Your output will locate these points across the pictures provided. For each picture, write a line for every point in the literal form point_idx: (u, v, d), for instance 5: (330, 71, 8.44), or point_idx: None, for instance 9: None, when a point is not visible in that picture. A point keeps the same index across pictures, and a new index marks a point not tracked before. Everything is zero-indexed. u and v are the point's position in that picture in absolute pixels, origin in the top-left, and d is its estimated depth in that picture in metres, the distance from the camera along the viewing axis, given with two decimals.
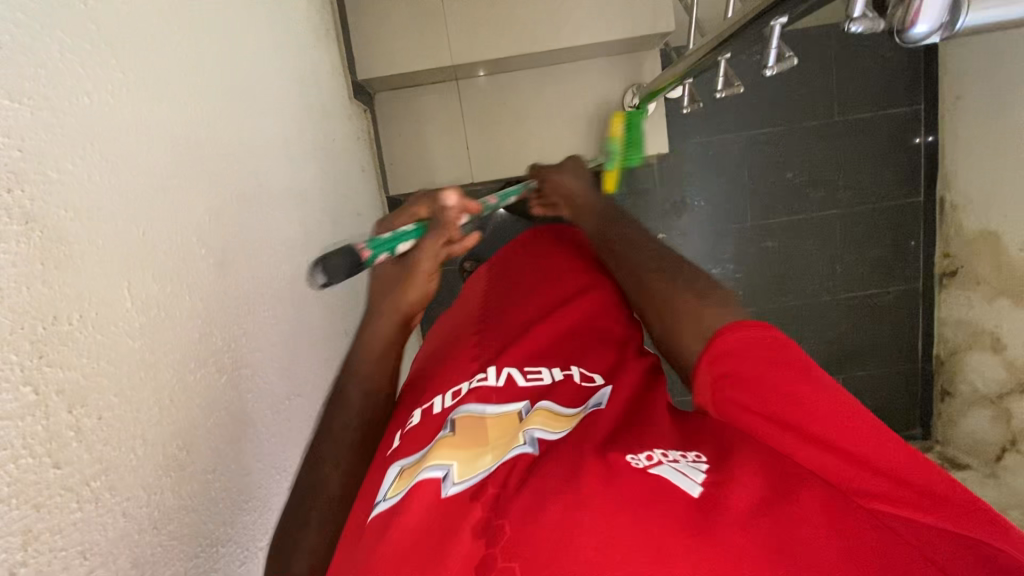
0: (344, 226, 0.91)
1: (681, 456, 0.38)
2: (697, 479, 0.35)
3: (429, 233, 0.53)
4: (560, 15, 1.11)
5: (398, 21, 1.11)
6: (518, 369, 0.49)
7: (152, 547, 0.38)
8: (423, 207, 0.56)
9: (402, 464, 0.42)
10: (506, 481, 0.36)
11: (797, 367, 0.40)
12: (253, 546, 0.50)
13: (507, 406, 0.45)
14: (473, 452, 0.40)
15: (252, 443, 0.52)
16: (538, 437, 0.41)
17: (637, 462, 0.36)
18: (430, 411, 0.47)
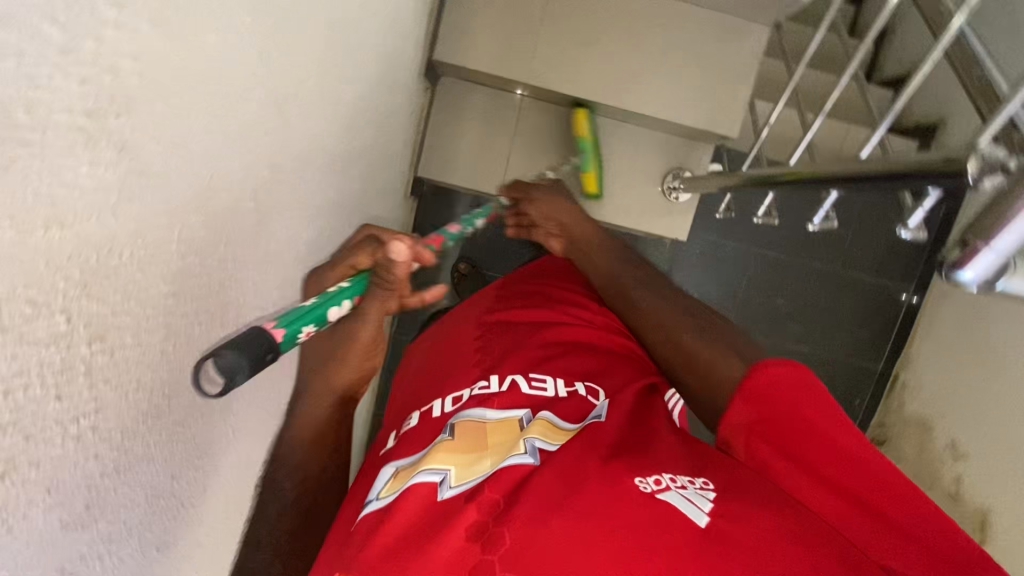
0: (369, 202, 0.90)
1: (689, 482, 0.43)
2: (704, 508, 0.40)
3: (374, 293, 0.52)
4: (640, 80, 1.14)
5: (492, 22, 1.11)
6: (521, 376, 0.55)
7: (107, 492, 0.37)
8: (363, 257, 0.53)
9: (396, 466, 0.50)
10: (502, 484, 0.42)
11: (823, 403, 0.47)
12: (192, 503, 0.50)
13: (508, 412, 0.51)
14: (472, 459, 0.46)
15: (224, 401, 0.51)
16: (538, 447, 0.46)
17: (646, 486, 0.41)
18: (431, 413, 0.54)
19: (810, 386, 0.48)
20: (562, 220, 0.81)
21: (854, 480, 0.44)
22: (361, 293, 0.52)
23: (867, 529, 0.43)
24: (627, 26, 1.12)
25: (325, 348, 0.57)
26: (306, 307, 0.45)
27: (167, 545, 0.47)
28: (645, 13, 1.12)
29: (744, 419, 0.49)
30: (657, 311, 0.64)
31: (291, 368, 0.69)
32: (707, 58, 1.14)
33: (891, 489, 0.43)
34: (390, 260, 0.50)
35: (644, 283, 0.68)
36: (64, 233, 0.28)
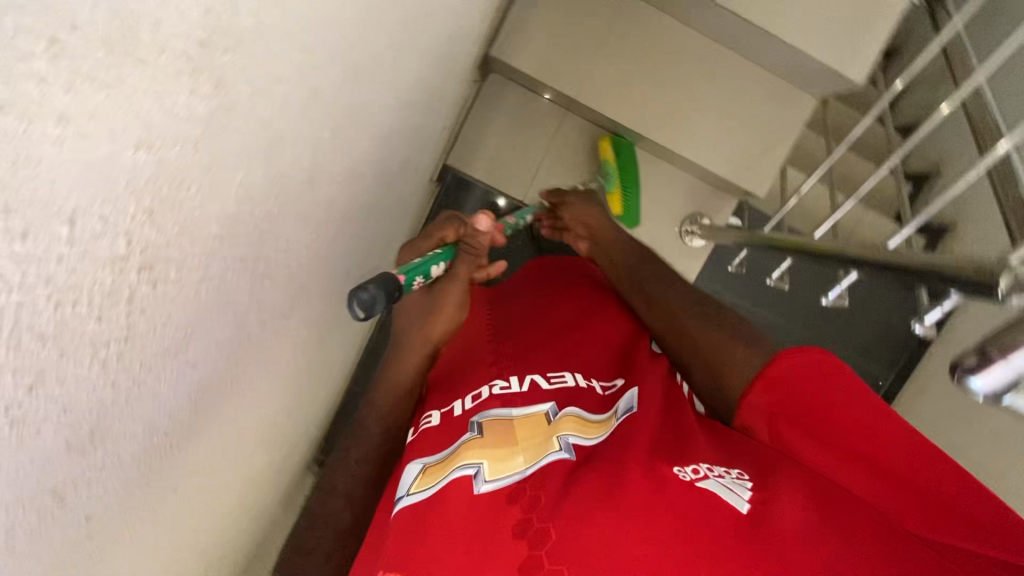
0: (398, 180, 0.90)
1: (726, 473, 0.57)
2: (742, 496, 0.53)
3: (461, 259, 0.74)
4: (684, 122, 1.16)
5: (555, 32, 1.11)
6: (541, 376, 0.65)
7: (112, 420, 0.36)
8: (449, 233, 0.75)
9: (423, 463, 0.60)
10: (539, 484, 0.53)
11: (852, 389, 0.61)
12: (178, 447, 0.48)
13: (532, 407, 0.61)
14: (503, 453, 0.56)
15: (232, 350, 0.50)
16: (572, 444, 0.58)
17: (687, 476, 0.54)
18: (453, 413, 0.63)
19: (834, 368, 0.62)
20: (587, 223, 0.97)
21: (866, 442, 0.59)
22: (451, 258, 0.73)
23: (882, 488, 0.58)
24: (682, 68, 1.14)
25: (417, 310, 0.74)
26: (418, 263, 0.68)
27: (148, 483, 0.45)
28: (702, 60, 1.15)
29: (763, 403, 0.65)
30: (675, 315, 0.79)
31: (294, 329, 0.68)
32: (751, 115, 1.16)
33: (895, 443, 0.58)
34: (477, 230, 0.74)
35: (659, 281, 0.86)
36: (149, 156, 0.27)
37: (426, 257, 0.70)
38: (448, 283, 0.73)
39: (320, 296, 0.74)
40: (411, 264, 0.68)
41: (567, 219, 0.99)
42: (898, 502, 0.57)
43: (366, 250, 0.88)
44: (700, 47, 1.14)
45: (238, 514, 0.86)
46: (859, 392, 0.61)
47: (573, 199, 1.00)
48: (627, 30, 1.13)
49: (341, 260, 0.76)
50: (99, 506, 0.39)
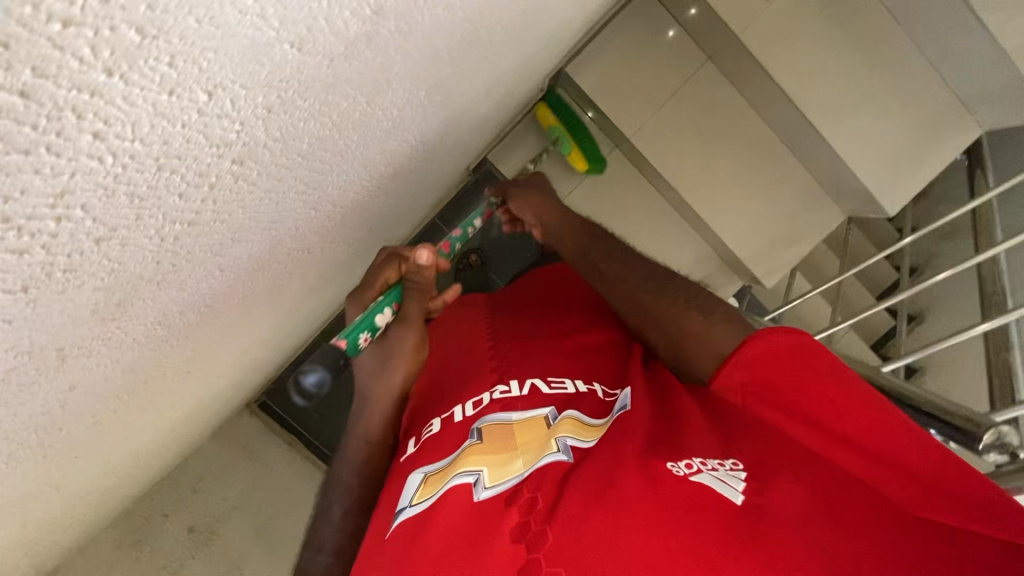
0: (446, 156, 0.89)
1: (720, 464, 0.47)
2: (737, 488, 0.44)
3: (411, 297, 0.65)
4: (722, 195, 1.18)
5: (629, 72, 1.14)
6: (541, 381, 0.59)
7: (138, 298, 0.34)
8: (389, 271, 0.64)
9: (424, 472, 0.52)
10: (538, 486, 0.45)
11: (832, 373, 0.49)
12: (169, 344, 0.46)
13: (535, 410, 0.54)
14: (501, 459, 0.48)
15: (254, 266, 0.49)
16: (571, 447, 0.49)
17: (680, 470, 0.45)
18: (453, 418, 0.56)
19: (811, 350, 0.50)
20: (536, 214, 0.79)
21: (856, 426, 0.48)
22: (399, 300, 0.64)
23: (889, 475, 0.46)
24: (735, 145, 1.18)
25: (376, 359, 0.65)
26: (357, 321, 0.60)
27: (130, 370, 0.43)
28: (755, 145, 1.18)
29: (738, 379, 0.52)
30: (637, 293, 0.65)
31: (307, 267, 0.66)
32: (782, 210, 1.20)
33: (882, 427, 0.47)
34: (419, 264, 0.63)
35: (612, 257, 0.71)
36: (294, 55, 0.27)
37: (368, 311, 0.62)
38: (400, 329, 0.64)
39: (339, 243, 0.73)
40: (349, 327, 0.60)
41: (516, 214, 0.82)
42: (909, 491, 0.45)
43: (392, 215, 0.88)
44: (757, 133, 1.18)
45: (173, 429, 0.82)
46: (843, 370, 0.49)
47: (516, 190, 0.83)
48: (696, 94, 1.16)
49: (370, 216, 0.75)
50: (84, 378, 0.37)
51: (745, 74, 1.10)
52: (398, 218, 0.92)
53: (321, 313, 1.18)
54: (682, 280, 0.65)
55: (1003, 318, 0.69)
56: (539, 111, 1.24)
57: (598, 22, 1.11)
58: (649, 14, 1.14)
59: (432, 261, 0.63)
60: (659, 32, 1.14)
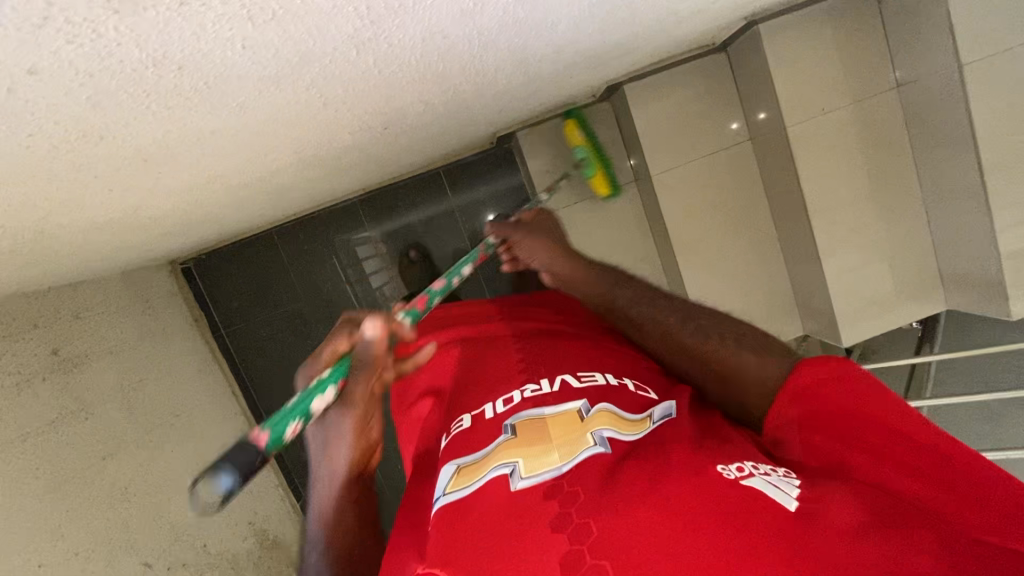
0: (486, 103, 0.87)
1: (772, 471, 0.42)
2: (790, 494, 0.39)
3: (359, 374, 0.50)
4: (707, 266, 1.23)
5: (677, 117, 1.17)
6: (571, 377, 0.59)
7: (157, 6, 0.31)
8: (342, 343, 0.52)
9: (458, 462, 0.53)
10: (577, 480, 0.43)
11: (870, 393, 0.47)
12: (150, 105, 0.42)
13: (564, 406, 0.54)
14: (536, 451, 0.49)
15: (270, 79, 0.46)
16: (608, 438, 0.49)
17: (729, 472, 0.40)
18: (484, 416, 0.58)
19: (850, 375, 0.49)
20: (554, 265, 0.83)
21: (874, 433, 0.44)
22: (346, 377, 0.50)
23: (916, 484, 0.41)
24: (740, 227, 1.23)
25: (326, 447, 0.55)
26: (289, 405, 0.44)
27: (96, 104, 0.39)
28: (756, 235, 1.23)
29: (794, 415, 0.49)
30: (664, 329, 0.66)
31: (313, 123, 0.63)
32: (754, 304, 1.25)
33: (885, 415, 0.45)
34: (368, 336, 0.50)
35: (637, 296, 0.73)
36: None
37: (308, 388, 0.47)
38: (341, 412, 0.52)
39: (354, 123, 0.69)
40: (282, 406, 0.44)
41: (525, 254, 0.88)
42: (941, 496, 0.39)
43: (411, 130, 0.85)
44: (762, 226, 1.23)
45: (87, 232, 0.74)
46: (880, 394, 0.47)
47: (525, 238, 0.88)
48: (727, 167, 1.20)
49: (394, 113, 0.72)
50: (51, 71, 0.33)
51: (776, 169, 1.14)
52: (414, 138, 0.90)
53: (288, 203, 1.12)
54: (706, 313, 0.66)
55: None
56: (567, 124, 1.22)
57: (671, 61, 1.13)
58: (720, 75, 1.17)
59: (385, 333, 0.51)
60: (719, 96, 1.18)
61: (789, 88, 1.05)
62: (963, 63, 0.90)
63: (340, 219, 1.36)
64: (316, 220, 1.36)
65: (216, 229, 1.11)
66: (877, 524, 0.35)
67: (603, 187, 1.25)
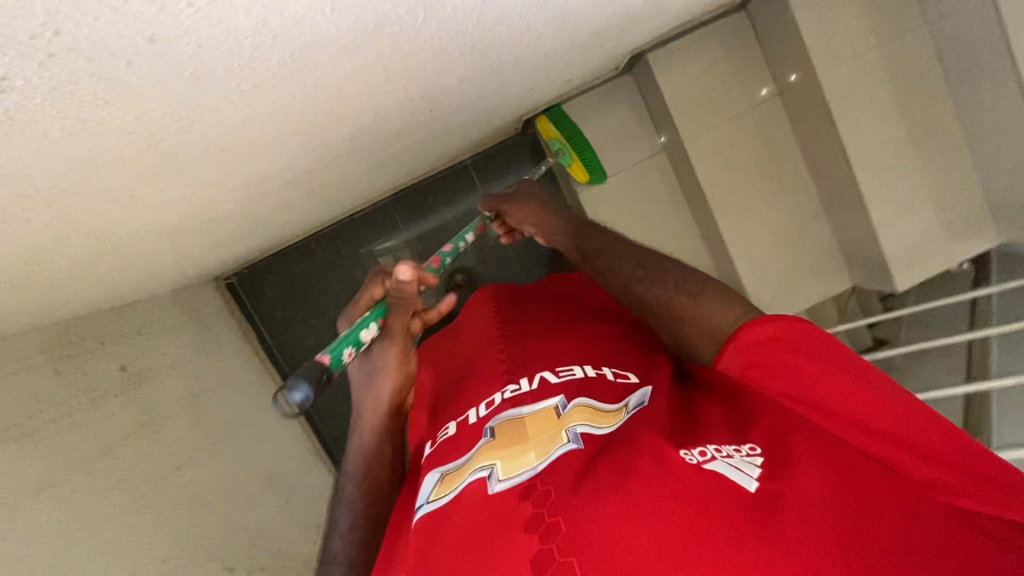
0: (522, 78, 0.89)
1: (735, 452, 0.47)
2: (751, 476, 0.43)
3: (394, 310, 0.70)
4: (749, 226, 1.22)
5: (703, 80, 1.18)
6: (551, 372, 0.62)
7: None
8: (376, 289, 0.72)
9: (444, 470, 0.57)
10: (549, 478, 0.45)
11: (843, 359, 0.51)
12: (241, 79, 0.43)
13: (545, 401, 0.57)
14: (514, 452, 0.52)
15: (346, 50, 0.48)
16: (580, 434, 0.51)
17: (693, 458, 0.45)
18: (468, 420, 0.62)
19: (821, 337, 0.52)
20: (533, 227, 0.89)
21: (865, 412, 0.49)
22: (382, 315, 0.70)
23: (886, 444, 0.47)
24: (775, 184, 1.22)
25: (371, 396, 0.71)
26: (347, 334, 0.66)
27: (196, 79, 0.40)
28: (792, 190, 1.23)
29: (739, 362, 0.54)
30: (637, 301, 0.68)
31: (374, 102, 0.64)
32: (798, 259, 1.25)
33: (891, 405, 0.48)
34: (400, 280, 0.69)
35: (612, 242, 0.78)
36: None
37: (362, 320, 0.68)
38: (383, 347, 0.70)
39: (406, 103, 0.70)
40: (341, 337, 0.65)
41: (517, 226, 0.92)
42: (904, 457, 0.46)
43: (455, 111, 0.87)
44: (798, 180, 1.23)
45: (159, 238, 0.76)
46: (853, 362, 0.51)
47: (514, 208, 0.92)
48: (757, 124, 1.21)
49: (444, 91, 0.74)
50: (167, 37, 0.34)
51: (809, 119, 1.14)
52: (456, 121, 0.92)
53: (330, 205, 1.14)
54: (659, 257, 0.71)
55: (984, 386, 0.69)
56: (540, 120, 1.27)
57: (694, 24, 1.15)
58: (742, 34, 1.18)
59: (414, 274, 0.69)
60: (742, 56, 1.18)
61: (817, 36, 1.05)
62: None
63: (375, 220, 1.38)
64: (352, 223, 1.38)
65: (262, 238, 1.13)
66: (836, 496, 0.41)
67: (581, 174, 1.26)
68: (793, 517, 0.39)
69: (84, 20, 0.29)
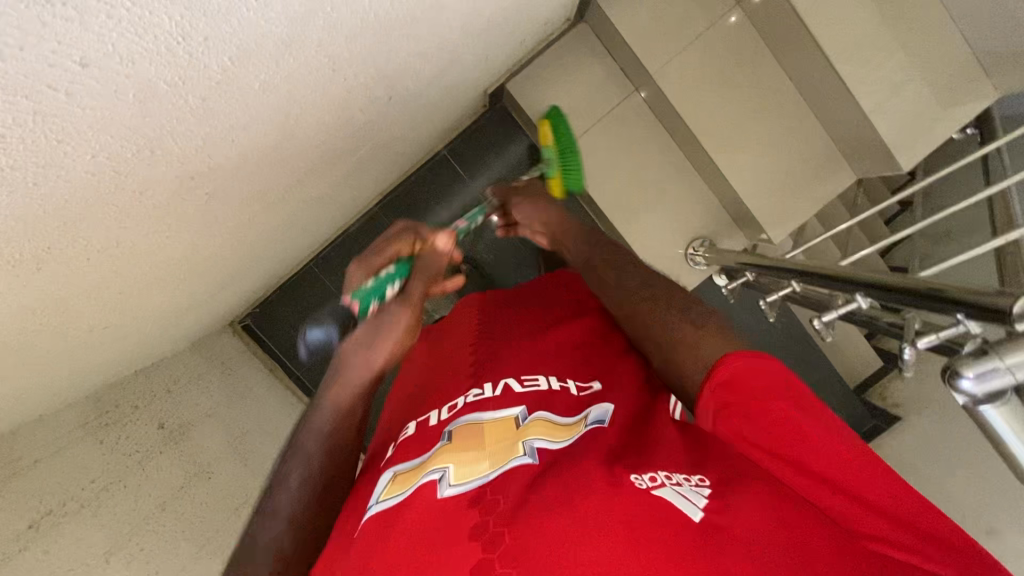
0: (476, 44, 0.87)
1: (686, 479, 0.47)
2: (698, 504, 0.44)
3: (419, 275, 0.63)
4: (739, 144, 1.20)
5: (656, 9, 1.15)
6: (513, 379, 0.60)
7: None
8: (404, 245, 0.64)
9: (395, 469, 0.55)
10: (500, 489, 0.46)
11: (815, 409, 0.49)
12: (186, 94, 0.43)
13: (505, 410, 0.56)
14: (466, 458, 0.51)
15: (285, 42, 0.47)
16: (538, 448, 0.51)
17: (642, 483, 0.45)
18: (428, 422, 0.59)
19: (789, 381, 0.50)
20: (549, 220, 0.83)
21: (847, 469, 0.47)
22: (404, 275, 0.63)
23: (839, 499, 0.46)
24: (758, 94, 1.19)
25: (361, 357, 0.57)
26: (369, 286, 0.61)
27: (141, 101, 0.40)
28: (775, 96, 1.19)
29: (719, 399, 0.51)
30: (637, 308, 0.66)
31: (332, 99, 0.64)
32: (798, 167, 1.22)
33: (852, 458, 0.47)
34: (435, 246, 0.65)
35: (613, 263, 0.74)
36: None
37: (381, 277, 0.62)
38: (399, 306, 0.59)
39: (362, 92, 0.69)
40: (362, 286, 0.60)
41: (518, 215, 0.85)
42: (862, 515, 0.45)
43: (416, 97, 0.86)
44: (778, 84, 1.20)
45: (163, 288, 0.78)
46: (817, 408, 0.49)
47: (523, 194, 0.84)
48: (723, 40, 1.18)
49: (397, 77, 0.73)
50: (98, 61, 0.34)
51: (773, 20, 1.11)
52: (419, 108, 0.91)
53: (321, 222, 1.14)
54: (665, 287, 0.67)
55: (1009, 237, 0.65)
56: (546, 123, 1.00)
57: None
58: None
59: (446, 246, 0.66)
60: None
61: None
62: None
63: (368, 230, 1.38)
64: (344, 239, 1.38)
65: (264, 271, 1.14)
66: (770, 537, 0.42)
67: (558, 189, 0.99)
68: (724, 548, 0.41)
69: (9, 52, 0.29)
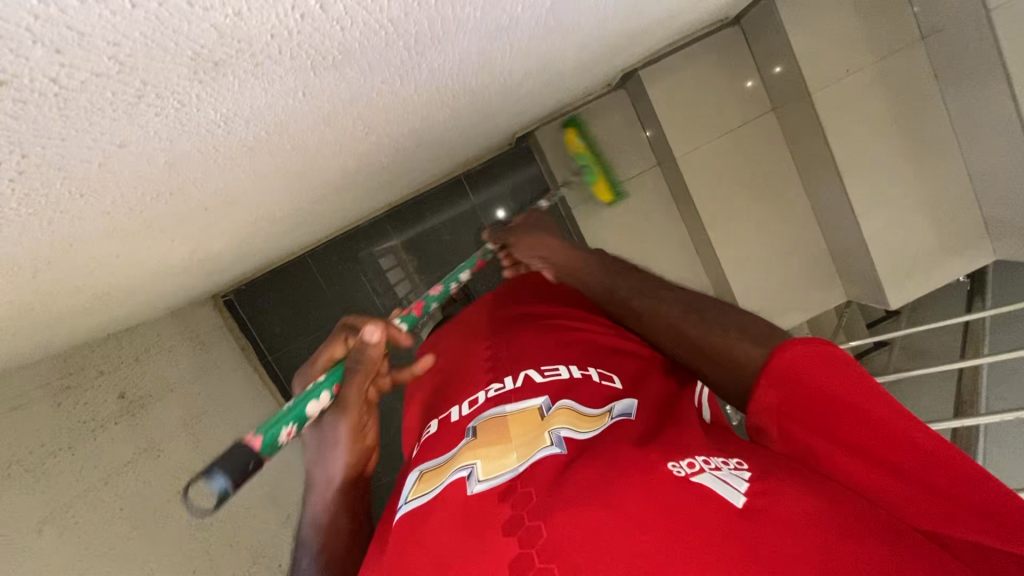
0: (512, 107, 0.89)
1: (723, 463, 0.40)
2: (738, 488, 0.37)
3: (354, 375, 0.57)
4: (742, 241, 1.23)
5: (693, 97, 1.18)
6: (536, 369, 0.56)
7: (237, 68, 0.32)
8: (337, 348, 0.59)
9: (421, 468, 0.53)
10: (530, 480, 0.41)
11: (870, 385, 0.40)
12: (216, 158, 0.44)
13: (527, 402, 0.52)
14: (496, 454, 0.47)
15: (326, 117, 0.48)
16: (564, 438, 0.46)
17: (680, 469, 0.38)
18: (451, 419, 0.56)
19: (845, 362, 0.41)
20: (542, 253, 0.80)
21: (903, 446, 0.39)
22: (338, 380, 0.57)
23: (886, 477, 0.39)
24: (770, 199, 1.22)
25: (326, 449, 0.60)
26: (288, 409, 0.51)
27: (171, 164, 0.41)
28: (787, 205, 1.23)
29: (772, 401, 0.42)
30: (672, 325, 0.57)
31: (360, 152, 0.65)
32: (792, 275, 1.25)
33: (940, 467, 0.38)
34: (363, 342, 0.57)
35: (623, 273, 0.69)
36: None
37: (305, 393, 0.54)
38: (337, 413, 0.58)
39: (390, 146, 0.70)
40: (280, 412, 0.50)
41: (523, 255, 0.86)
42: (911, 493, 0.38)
43: (443, 145, 0.87)
44: (793, 194, 1.23)
45: (151, 279, 0.78)
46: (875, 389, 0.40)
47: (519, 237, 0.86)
48: (751, 139, 1.20)
49: (428, 133, 0.75)
50: (137, 142, 0.35)
51: (801, 136, 1.14)
52: (444, 153, 0.93)
53: (323, 227, 1.15)
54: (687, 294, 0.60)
55: (968, 421, 0.68)
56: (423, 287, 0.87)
57: (683, 42, 1.15)
58: (733, 53, 1.18)
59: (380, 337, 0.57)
60: (734, 77, 1.19)
61: (809, 56, 1.04)
62: (991, 8, 0.85)
63: (370, 235, 1.38)
64: (346, 239, 1.38)
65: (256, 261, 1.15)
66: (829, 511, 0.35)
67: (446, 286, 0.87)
68: (777, 527, 0.34)
69: (52, 142, 0.29)
